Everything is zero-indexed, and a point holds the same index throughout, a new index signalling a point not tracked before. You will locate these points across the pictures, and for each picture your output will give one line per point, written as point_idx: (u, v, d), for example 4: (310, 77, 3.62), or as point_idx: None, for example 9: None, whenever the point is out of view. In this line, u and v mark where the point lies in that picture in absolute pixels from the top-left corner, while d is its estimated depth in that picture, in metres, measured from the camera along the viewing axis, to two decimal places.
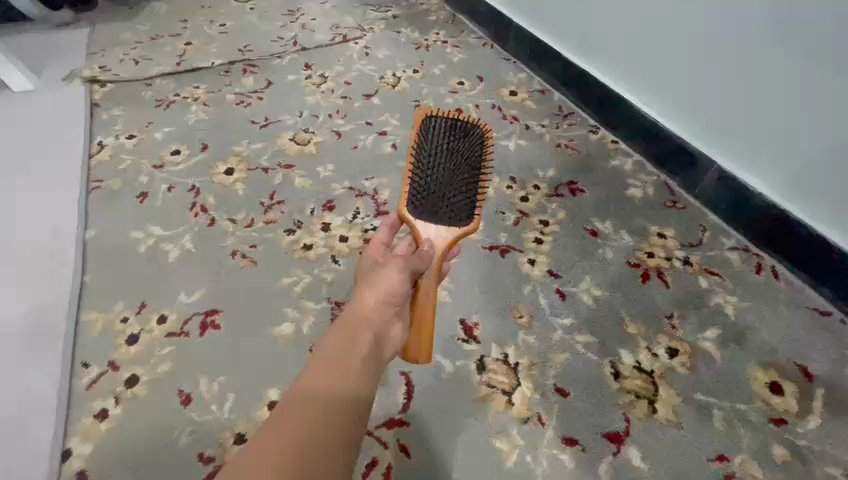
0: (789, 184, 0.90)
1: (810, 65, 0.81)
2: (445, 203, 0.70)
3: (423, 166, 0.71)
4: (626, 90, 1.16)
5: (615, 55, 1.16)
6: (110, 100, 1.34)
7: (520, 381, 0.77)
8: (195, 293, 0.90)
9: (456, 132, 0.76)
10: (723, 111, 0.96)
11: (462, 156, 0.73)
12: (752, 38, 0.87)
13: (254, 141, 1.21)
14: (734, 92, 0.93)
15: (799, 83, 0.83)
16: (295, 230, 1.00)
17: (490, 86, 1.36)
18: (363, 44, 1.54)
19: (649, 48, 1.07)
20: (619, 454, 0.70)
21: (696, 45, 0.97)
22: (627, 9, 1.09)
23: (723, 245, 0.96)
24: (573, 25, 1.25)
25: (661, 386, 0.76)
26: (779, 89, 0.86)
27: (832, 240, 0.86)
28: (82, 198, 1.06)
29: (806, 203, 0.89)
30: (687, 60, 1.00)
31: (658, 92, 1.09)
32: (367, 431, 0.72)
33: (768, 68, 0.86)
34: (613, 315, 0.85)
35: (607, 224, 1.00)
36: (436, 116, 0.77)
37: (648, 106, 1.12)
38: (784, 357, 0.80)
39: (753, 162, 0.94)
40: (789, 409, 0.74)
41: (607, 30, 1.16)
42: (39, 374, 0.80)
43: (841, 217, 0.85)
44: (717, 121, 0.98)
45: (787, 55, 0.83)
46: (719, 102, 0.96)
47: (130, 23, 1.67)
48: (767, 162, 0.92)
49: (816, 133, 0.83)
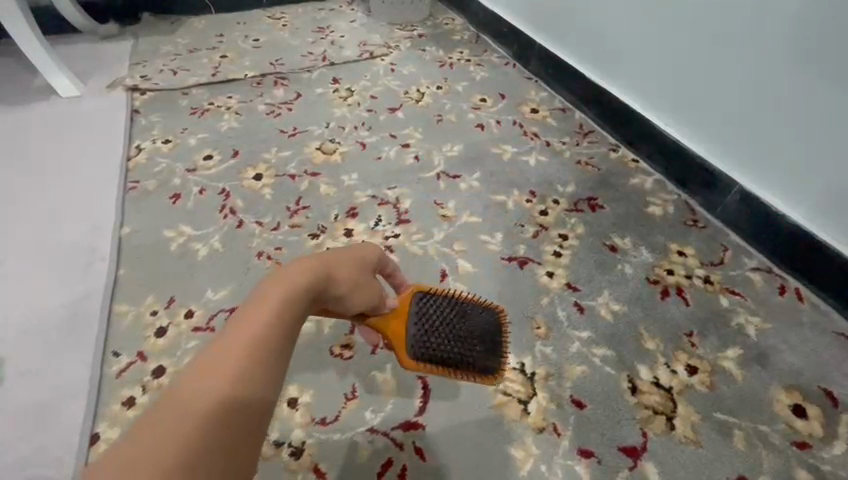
0: (803, 199, 0.91)
1: (817, 75, 0.83)
2: (424, 328, 0.62)
3: (462, 308, 0.66)
4: (641, 107, 1.19)
5: (633, 73, 1.19)
6: (149, 107, 1.41)
7: (535, 390, 0.77)
8: (221, 290, 0.93)
9: (494, 342, 0.65)
10: (741, 126, 0.97)
11: (474, 347, 0.62)
12: (770, 50, 0.89)
13: (283, 149, 1.26)
14: (752, 106, 0.94)
15: (818, 95, 0.84)
16: (319, 235, 1.04)
17: (512, 104, 1.40)
18: (389, 61, 1.61)
19: (666, 65, 1.10)
20: (636, 469, 0.69)
21: (713, 60, 0.99)
22: (644, 27, 1.13)
23: (745, 265, 0.96)
24: (593, 43, 1.29)
25: (679, 403, 0.76)
26: (798, 101, 0.87)
27: None
28: (120, 197, 1.12)
29: (830, 219, 0.88)
30: (705, 76, 1.02)
31: (672, 109, 1.11)
32: (383, 431, 0.73)
33: (785, 81, 0.88)
34: (631, 330, 0.85)
35: (627, 240, 1.00)
36: (503, 324, 0.68)
37: (663, 123, 1.14)
38: (808, 380, 0.78)
39: (766, 177, 0.95)
40: (813, 433, 0.72)
41: (626, 49, 1.19)
42: (73, 360, 0.84)
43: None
44: (735, 137, 0.99)
45: (793, 69, 0.86)
46: (737, 117, 0.98)
47: (170, 37, 1.77)
48: (779, 176, 0.93)
49: (834, 146, 0.84)
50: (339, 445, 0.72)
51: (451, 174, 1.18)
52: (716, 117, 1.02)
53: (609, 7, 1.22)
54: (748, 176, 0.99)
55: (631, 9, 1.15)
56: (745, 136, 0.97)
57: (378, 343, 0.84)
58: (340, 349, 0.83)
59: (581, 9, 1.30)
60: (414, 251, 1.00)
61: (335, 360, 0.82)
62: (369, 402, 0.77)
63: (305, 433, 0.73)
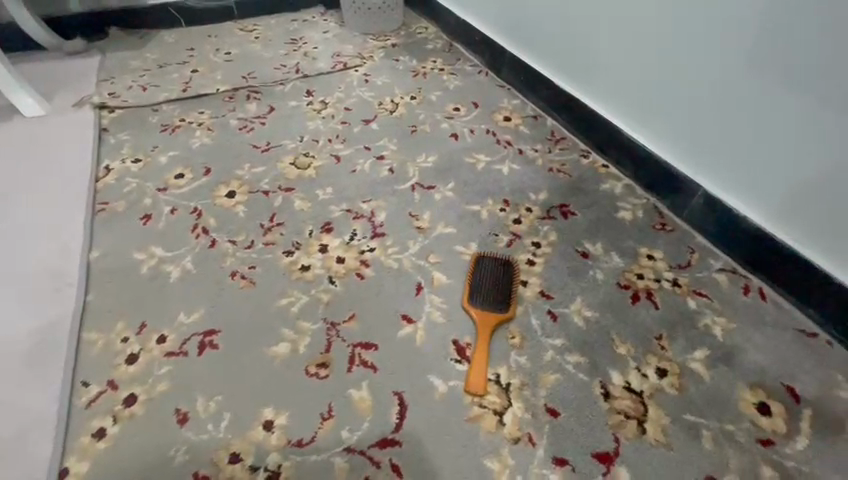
0: (773, 207, 0.92)
1: (782, 89, 0.85)
2: None
3: None
4: (614, 116, 1.21)
5: (622, 77, 1.16)
6: (118, 125, 1.39)
7: (510, 401, 0.78)
8: (194, 313, 0.92)
9: None
10: (714, 136, 0.99)
11: None
12: (738, 65, 0.91)
13: (256, 165, 1.25)
14: (748, 113, 0.91)
15: (821, 103, 0.81)
16: (294, 251, 1.03)
17: (485, 112, 1.42)
18: (363, 71, 1.61)
19: (658, 68, 1.06)
20: (609, 474, 0.71)
21: (710, 64, 0.96)
22: (617, 39, 1.14)
23: (711, 266, 0.98)
24: (575, 45, 1.27)
25: (650, 406, 0.78)
26: (771, 111, 0.88)
27: (819, 265, 0.87)
28: (88, 220, 1.10)
29: (821, 231, 0.86)
30: (682, 86, 1.02)
31: (645, 119, 1.13)
32: (360, 450, 0.73)
33: (752, 94, 0.90)
34: (603, 336, 0.87)
35: (598, 246, 1.03)
36: None
37: (636, 132, 1.16)
38: (772, 378, 0.81)
39: (735, 186, 0.97)
40: (777, 429, 0.75)
41: (597, 60, 1.21)
42: (41, 392, 0.81)
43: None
44: (710, 147, 1.00)
45: (760, 83, 0.88)
46: (732, 125, 0.95)
47: (139, 51, 1.74)
48: (748, 185, 0.95)
49: (799, 157, 0.86)
50: (316, 467, 0.72)
51: (426, 185, 1.19)
52: (709, 125, 0.99)
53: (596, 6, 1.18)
54: (739, 185, 0.97)
55: (603, 20, 1.17)
56: (738, 145, 0.95)
57: (354, 360, 0.84)
58: (316, 368, 0.83)
59: (565, 9, 1.27)
60: (390, 264, 1.00)
61: (312, 379, 0.82)
62: (346, 420, 0.77)
63: (281, 455, 0.73)
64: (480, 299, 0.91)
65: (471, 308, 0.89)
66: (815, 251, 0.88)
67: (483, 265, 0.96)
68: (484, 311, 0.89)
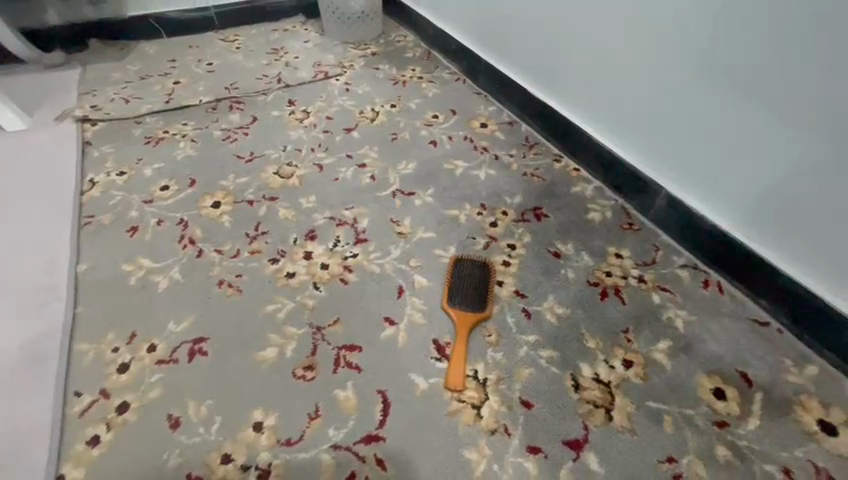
0: (738, 213, 0.97)
1: (742, 104, 0.90)
2: None
3: None
4: (589, 126, 1.26)
5: (612, 82, 1.16)
6: (101, 138, 1.40)
7: (488, 395, 0.83)
8: (183, 322, 0.95)
9: None
10: (683, 146, 1.04)
11: None
12: (702, 80, 0.96)
13: (240, 175, 1.28)
14: (737, 122, 0.92)
15: (810, 114, 0.82)
16: (279, 259, 1.06)
17: (462, 119, 1.47)
18: (344, 80, 1.65)
19: (649, 74, 1.06)
20: (578, 460, 0.76)
21: (677, 78, 1.01)
22: (590, 52, 1.19)
23: (674, 263, 1.05)
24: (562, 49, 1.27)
25: (616, 395, 0.83)
26: (733, 124, 0.93)
27: (777, 265, 0.93)
28: (74, 233, 1.12)
29: (805, 240, 0.88)
30: (652, 99, 1.07)
31: (617, 129, 1.18)
32: (346, 446, 0.78)
33: (716, 108, 0.95)
34: (574, 331, 0.92)
35: (569, 246, 1.08)
36: None
37: (610, 141, 1.21)
38: (727, 365, 0.87)
39: (703, 193, 1.03)
40: (731, 412, 0.81)
41: (570, 71, 1.27)
42: (33, 403, 0.84)
43: (841, 257, 0.84)
44: (679, 157, 1.05)
45: (722, 98, 0.93)
46: (714, 133, 0.97)
47: (120, 63, 1.75)
48: (714, 192, 1.00)
49: (760, 167, 0.91)
50: (304, 464, 0.76)
51: (406, 191, 1.23)
52: (698, 132, 1.00)
53: (585, 11, 1.17)
54: (710, 193, 1.01)
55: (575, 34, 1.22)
56: (726, 153, 0.96)
57: (339, 362, 0.88)
58: (303, 371, 0.87)
59: (546, 17, 1.29)
60: (372, 268, 1.04)
61: (298, 381, 0.85)
62: (332, 419, 0.81)
63: (271, 454, 0.77)
64: (458, 300, 0.95)
65: (449, 309, 0.94)
66: (798, 259, 0.90)
67: (462, 268, 1.01)
68: (462, 310, 0.93)
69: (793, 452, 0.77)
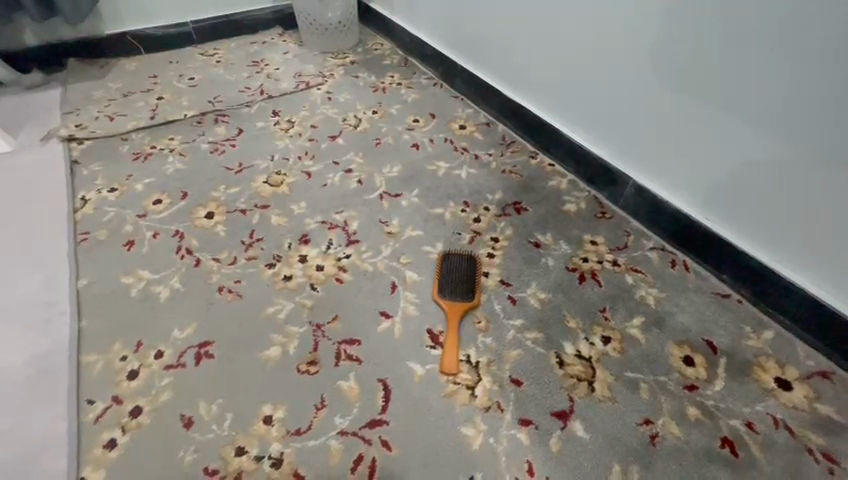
0: (705, 202, 1.06)
1: (705, 103, 0.99)
2: None
3: None
4: (564, 125, 1.33)
5: (586, 84, 1.23)
6: (89, 156, 1.43)
7: (480, 376, 0.90)
8: (187, 328, 0.99)
9: None
10: (654, 143, 1.12)
11: None
12: (669, 81, 1.04)
13: (231, 186, 1.33)
14: (736, 121, 0.95)
15: (775, 114, 0.89)
16: (275, 263, 1.11)
17: (442, 122, 1.54)
18: (325, 89, 1.70)
19: (647, 74, 1.07)
20: (566, 428, 0.83)
21: (647, 79, 1.08)
22: (562, 57, 1.27)
23: (644, 246, 1.14)
24: (555, 50, 1.28)
25: (597, 368, 0.91)
26: (699, 121, 1.01)
27: (740, 246, 1.02)
28: (72, 250, 1.15)
29: (771, 227, 0.96)
30: (624, 99, 1.15)
31: (592, 128, 1.26)
32: (352, 431, 0.83)
33: (683, 107, 1.03)
34: (556, 313, 1.00)
35: (548, 236, 1.16)
36: None
37: (585, 140, 1.29)
38: (695, 335, 0.96)
39: (673, 185, 1.11)
40: (699, 376, 0.90)
41: (544, 74, 1.34)
42: (48, 414, 0.87)
43: (795, 238, 0.93)
44: (651, 152, 1.13)
45: (689, 98, 1.01)
46: (682, 130, 1.05)
47: (101, 81, 1.77)
48: (684, 184, 1.09)
49: (723, 159, 0.99)
50: (314, 450, 0.81)
51: (392, 193, 1.30)
52: (678, 130, 1.06)
53: (562, 17, 1.22)
54: (680, 185, 1.10)
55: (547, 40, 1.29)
56: (709, 149, 1.01)
57: (340, 355, 0.94)
58: (306, 366, 0.92)
59: (517, 24, 1.36)
60: (366, 267, 1.10)
61: (303, 376, 0.91)
62: (337, 408, 0.86)
63: (282, 444, 0.82)
64: (448, 292, 1.02)
65: (440, 300, 1.01)
66: (793, 252, 0.95)
67: (450, 261, 1.08)
68: (453, 301, 1.00)
69: (755, 407, 0.86)
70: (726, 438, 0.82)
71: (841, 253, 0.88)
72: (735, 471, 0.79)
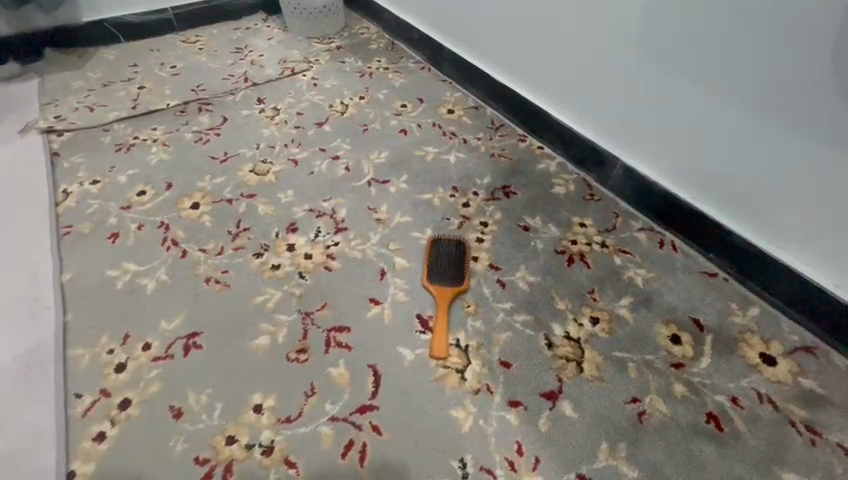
0: (702, 191, 1.05)
1: (705, 92, 0.96)
2: None
3: None
4: (559, 113, 1.31)
5: (582, 71, 1.21)
6: (70, 148, 1.40)
7: (470, 360, 0.91)
8: (175, 320, 0.98)
9: None
10: (652, 132, 1.10)
11: None
12: (669, 70, 1.01)
13: (216, 175, 1.30)
14: (738, 116, 0.93)
15: (774, 105, 0.87)
16: (263, 253, 1.10)
17: (430, 106, 1.52)
18: (310, 76, 1.67)
19: (648, 67, 1.05)
20: (554, 409, 0.84)
21: (645, 67, 1.06)
22: (556, 43, 1.24)
23: (633, 227, 1.14)
24: (550, 35, 1.25)
25: (585, 349, 0.92)
26: (699, 110, 0.99)
27: (737, 232, 1.01)
28: (55, 243, 1.13)
29: (768, 215, 0.95)
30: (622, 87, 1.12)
31: (587, 115, 1.24)
32: (343, 417, 0.84)
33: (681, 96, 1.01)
34: (544, 295, 1.01)
35: (537, 219, 1.16)
36: None
37: (580, 127, 1.26)
38: (682, 314, 0.97)
39: (671, 173, 1.09)
40: (686, 354, 0.91)
41: (537, 60, 1.31)
42: (35, 408, 0.86)
43: (792, 225, 0.93)
44: (648, 140, 1.11)
45: (689, 87, 0.99)
46: (680, 119, 1.03)
47: (80, 72, 1.73)
48: (681, 173, 1.07)
49: (721, 148, 0.98)
50: (305, 437, 0.82)
51: (380, 180, 1.28)
52: (677, 119, 1.04)
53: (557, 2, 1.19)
54: (677, 173, 1.08)
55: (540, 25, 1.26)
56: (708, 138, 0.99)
57: (330, 343, 0.94)
58: (296, 354, 0.92)
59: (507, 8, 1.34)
60: (354, 255, 1.09)
61: (293, 364, 0.91)
62: (328, 395, 0.87)
63: (273, 432, 0.82)
64: (438, 277, 1.02)
65: (429, 286, 1.01)
66: (788, 239, 0.94)
67: (439, 247, 1.07)
68: (442, 286, 1.00)
69: (740, 383, 0.87)
70: (711, 414, 0.83)
71: (837, 243, 0.87)
72: (720, 445, 0.80)
